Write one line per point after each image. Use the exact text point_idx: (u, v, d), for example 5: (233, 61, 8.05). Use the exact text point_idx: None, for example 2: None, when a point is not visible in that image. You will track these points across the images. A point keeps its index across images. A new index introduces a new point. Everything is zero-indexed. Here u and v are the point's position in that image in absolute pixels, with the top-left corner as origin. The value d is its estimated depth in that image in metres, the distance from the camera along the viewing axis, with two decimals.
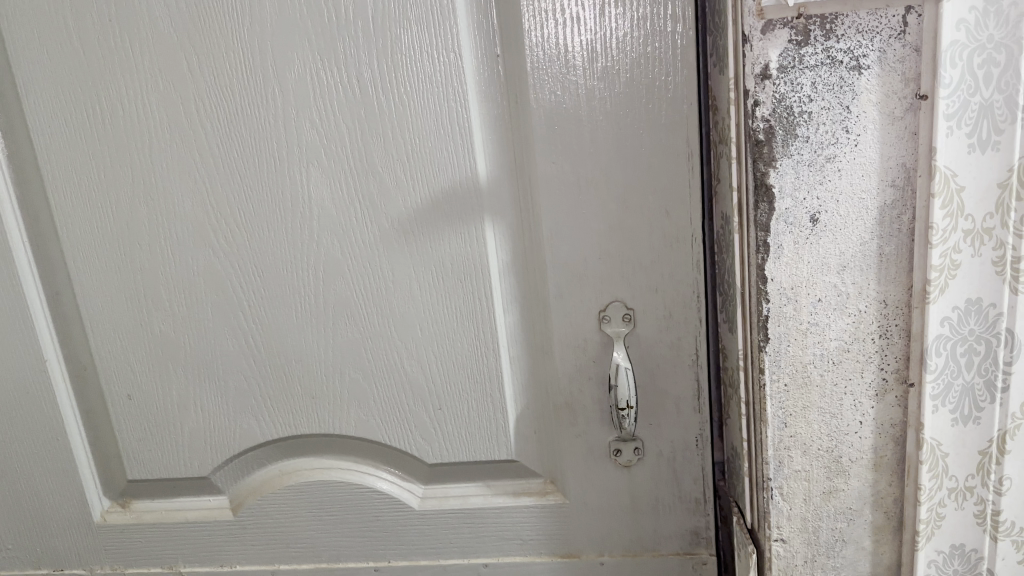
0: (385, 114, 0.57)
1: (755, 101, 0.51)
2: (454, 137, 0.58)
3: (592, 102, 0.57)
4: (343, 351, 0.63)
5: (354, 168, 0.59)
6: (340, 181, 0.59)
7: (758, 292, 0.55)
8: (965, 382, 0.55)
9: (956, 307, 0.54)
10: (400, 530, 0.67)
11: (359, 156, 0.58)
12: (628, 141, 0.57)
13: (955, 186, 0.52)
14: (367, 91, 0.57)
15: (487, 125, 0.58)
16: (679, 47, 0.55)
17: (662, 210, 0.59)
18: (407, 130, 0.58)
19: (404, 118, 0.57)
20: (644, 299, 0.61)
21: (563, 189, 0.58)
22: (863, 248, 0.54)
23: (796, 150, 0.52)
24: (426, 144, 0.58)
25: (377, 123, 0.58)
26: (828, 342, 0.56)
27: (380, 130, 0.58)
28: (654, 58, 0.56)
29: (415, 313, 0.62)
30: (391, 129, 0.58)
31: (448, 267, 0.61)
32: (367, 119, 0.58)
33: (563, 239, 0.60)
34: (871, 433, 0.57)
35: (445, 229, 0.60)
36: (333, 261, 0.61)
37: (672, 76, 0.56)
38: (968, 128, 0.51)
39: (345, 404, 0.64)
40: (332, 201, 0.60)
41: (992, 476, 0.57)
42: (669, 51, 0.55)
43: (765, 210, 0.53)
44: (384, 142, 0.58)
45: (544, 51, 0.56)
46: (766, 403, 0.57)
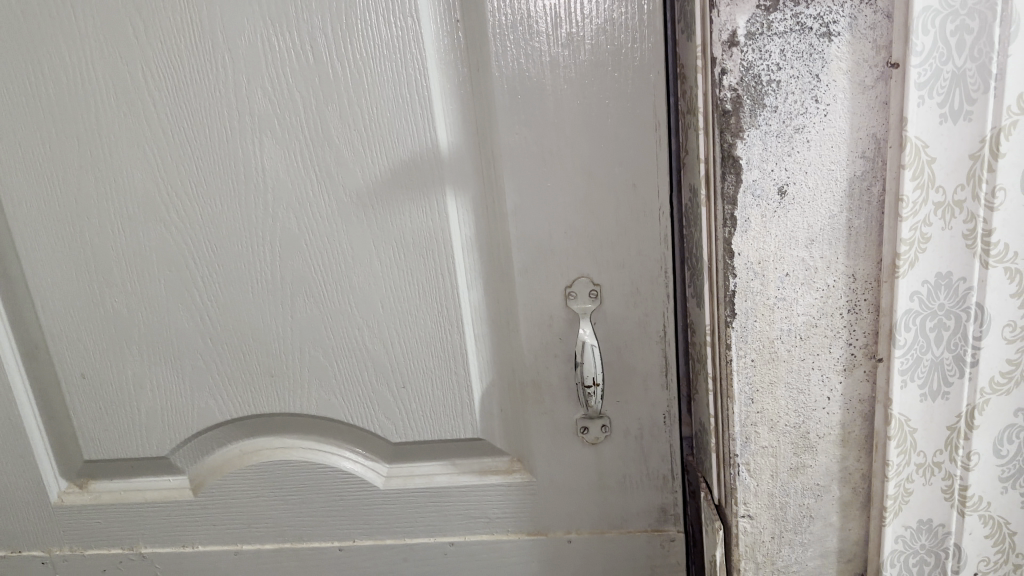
0: (341, 82, 0.55)
1: (722, 69, 0.50)
2: (412, 107, 0.56)
3: (555, 70, 0.55)
4: (302, 328, 0.61)
5: (309, 139, 0.57)
6: (296, 153, 0.57)
7: (725, 266, 0.54)
8: (934, 358, 0.54)
9: (926, 281, 0.53)
10: (364, 509, 0.66)
11: (314, 126, 0.56)
12: (594, 110, 0.56)
13: (926, 157, 0.50)
14: (321, 58, 0.55)
15: (448, 94, 0.56)
16: (646, 13, 0.53)
17: (629, 182, 0.57)
18: (364, 99, 0.56)
19: (360, 85, 0.55)
20: (611, 274, 0.60)
21: (526, 160, 0.57)
22: (832, 222, 0.53)
23: (764, 120, 0.50)
24: (385, 114, 0.56)
25: (333, 91, 0.55)
26: (796, 318, 0.55)
27: (336, 98, 0.56)
28: (620, 25, 0.54)
29: (377, 290, 0.60)
30: (348, 97, 0.56)
31: (409, 242, 0.59)
32: (322, 87, 0.55)
33: (527, 213, 0.58)
34: (839, 408, 0.57)
35: (405, 203, 0.58)
36: (290, 236, 0.59)
37: (637, 43, 0.54)
38: (940, 98, 0.49)
39: (306, 382, 0.62)
40: (288, 173, 0.58)
41: (960, 452, 0.57)
42: (634, 18, 0.54)
43: (732, 182, 0.52)
44: (341, 112, 0.56)
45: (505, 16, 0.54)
46: (733, 379, 0.56)
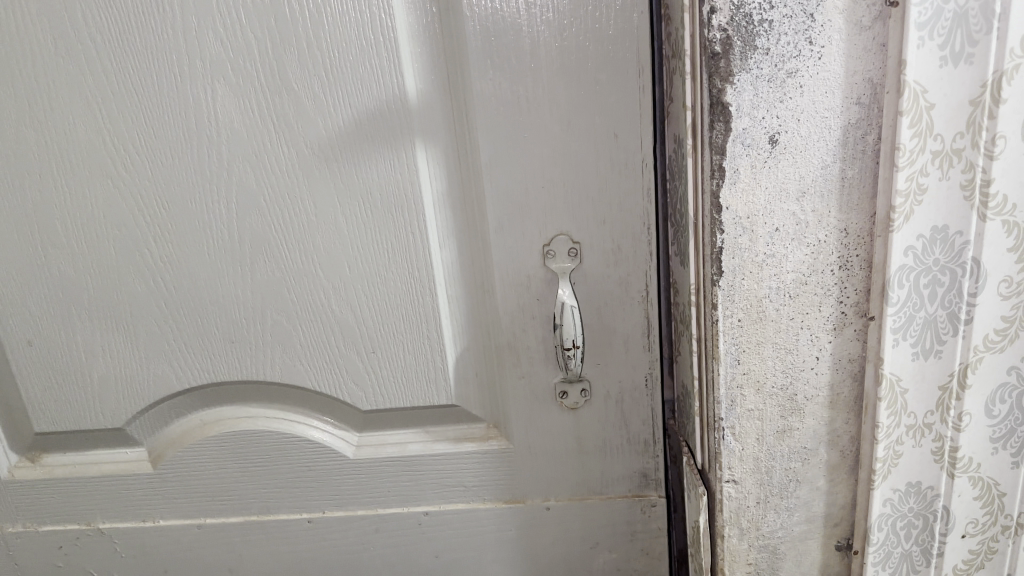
0: (298, 23, 0.51)
1: (711, 8, 0.46)
2: (377, 50, 0.52)
3: (531, 12, 0.51)
4: (263, 290, 0.57)
5: (266, 86, 0.52)
6: (253, 101, 0.53)
7: (711, 221, 0.51)
8: (927, 315, 0.52)
9: (921, 235, 0.50)
10: (333, 480, 0.63)
11: (271, 72, 0.52)
12: (573, 55, 0.52)
13: (925, 104, 0.48)
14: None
15: (415, 35, 0.52)
16: None
17: (610, 132, 0.54)
18: (326, 41, 0.51)
19: (320, 27, 0.51)
20: (591, 231, 0.57)
21: (500, 109, 0.53)
22: (824, 173, 0.50)
23: (754, 64, 0.47)
24: (348, 58, 0.52)
25: (290, 33, 0.51)
26: (785, 275, 0.52)
27: (293, 41, 0.51)
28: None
29: (342, 249, 0.56)
30: (307, 39, 0.51)
31: (376, 197, 0.55)
32: (278, 28, 0.51)
33: (503, 166, 0.54)
34: (828, 369, 0.54)
35: (371, 156, 0.54)
36: (248, 192, 0.55)
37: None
38: (941, 39, 0.46)
39: (268, 348, 0.59)
40: (244, 124, 0.53)
41: (951, 412, 0.55)
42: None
43: (720, 131, 0.49)
44: (299, 55, 0.52)
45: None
46: (719, 340, 0.53)
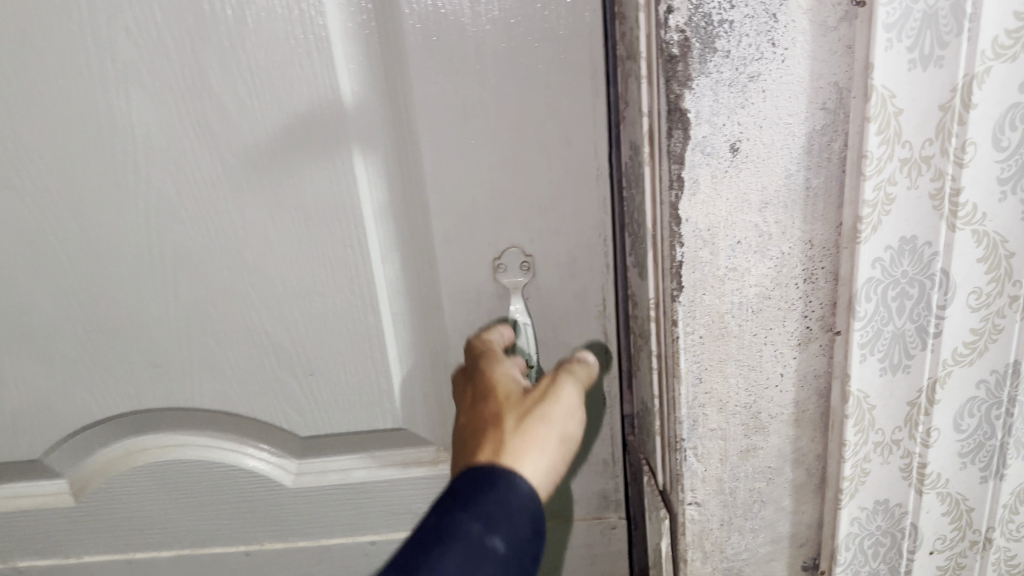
0: (219, 20, 0.46)
1: (668, 7, 0.43)
2: (307, 49, 0.47)
3: (477, 8, 0.47)
4: (190, 312, 0.53)
5: (187, 89, 0.48)
6: (173, 106, 0.48)
7: (671, 234, 0.48)
8: (895, 329, 0.50)
9: (889, 247, 0.48)
10: (272, 511, 0.59)
11: (190, 75, 0.47)
12: (521, 56, 0.48)
13: (893, 109, 0.45)
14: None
15: (349, 33, 0.47)
16: None
17: (563, 138, 0.51)
18: (250, 39, 0.46)
19: (244, 23, 0.46)
20: (544, 242, 0.53)
21: (445, 114, 0.49)
22: (787, 182, 0.47)
23: (714, 67, 0.44)
24: (276, 59, 0.47)
25: (210, 31, 0.46)
26: (748, 289, 0.49)
27: (214, 40, 0.46)
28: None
29: (276, 267, 0.52)
30: (230, 37, 0.46)
31: (311, 209, 0.51)
32: (197, 25, 0.46)
33: (448, 176, 0.51)
34: (793, 386, 0.52)
35: (305, 165, 0.50)
36: (169, 206, 0.50)
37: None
38: (910, 41, 0.44)
39: (197, 372, 0.55)
40: (163, 131, 0.49)
41: (920, 428, 0.52)
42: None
43: (678, 138, 0.46)
44: (221, 55, 0.47)
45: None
46: (680, 358, 0.50)
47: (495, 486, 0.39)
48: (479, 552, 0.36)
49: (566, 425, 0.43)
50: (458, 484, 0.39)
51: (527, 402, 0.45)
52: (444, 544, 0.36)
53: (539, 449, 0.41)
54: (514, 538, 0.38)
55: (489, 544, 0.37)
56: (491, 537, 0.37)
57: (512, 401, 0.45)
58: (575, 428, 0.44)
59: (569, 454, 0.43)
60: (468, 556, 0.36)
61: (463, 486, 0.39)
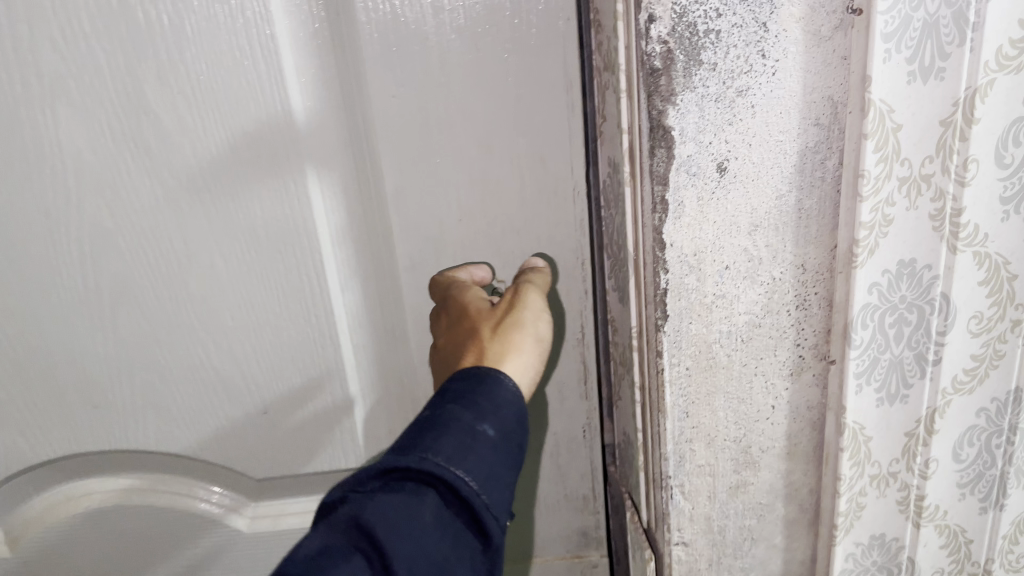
0: (154, 30, 0.41)
1: (650, 16, 0.39)
2: (252, 61, 0.43)
3: (440, 17, 0.43)
4: (131, 347, 0.49)
5: (121, 108, 0.43)
6: (105, 126, 0.43)
7: (654, 260, 0.44)
8: (892, 357, 0.47)
9: (887, 271, 0.45)
10: (227, 556, 0.56)
11: (124, 90, 0.43)
12: (490, 67, 0.45)
13: (891, 124, 0.42)
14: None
15: (299, 44, 0.43)
16: None
17: (537, 156, 0.47)
18: (189, 53, 0.42)
19: (182, 33, 0.42)
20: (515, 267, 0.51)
21: (409, 130, 0.46)
22: (778, 203, 0.44)
23: (700, 81, 0.41)
24: (219, 72, 0.43)
25: (144, 42, 0.42)
26: (738, 318, 0.46)
27: (150, 53, 0.42)
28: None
29: (226, 296, 0.48)
30: (167, 50, 0.42)
31: (262, 234, 0.46)
32: (130, 36, 0.41)
33: (412, 195, 0.47)
34: (785, 418, 0.48)
35: (253, 187, 0.45)
36: (102, 236, 0.46)
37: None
38: (910, 51, 0.40)
39: (142, 412, 0.50)
40: (94, 153, 0.44)
41: (918, 459, 0.49)
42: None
43: (661, 158, 0.42)
44: (158, 69, 0.42)
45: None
46: (665, 391, 0.47)
47: (483, 387, 0.38)
48: (471, 436, 0.36)
49: (539, 326, 0.42)
50: (449, 388, 0.38)
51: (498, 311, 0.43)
52: (437, 431, 0.36)
53: (519, 352, 0.40)
54: (503, 425, 0.37)
55: (480, 430, 0.36)
56: (482, 424, 0.36)
57: (483, 311, 0.43)
58: (549, 328, 0.42)
59: (546, 354, 0.42)
60: (463, 439, 0.35)
61: (453, 387, 0.38)
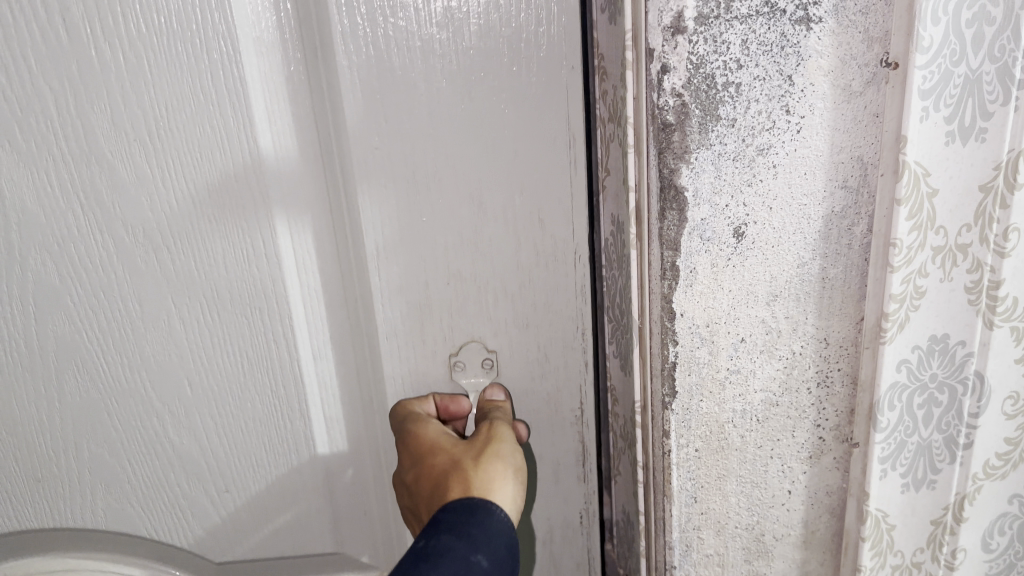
0: (106, 72, 0.37)
1: (663, 66, 0.35)
2: (220, 109, 0.39)
3: (428, 61, 0.39)
4: (78, 414, 0.45)
5: (70, 158, 0.39)
6: (53, 179, 0.39)
7: (662, 331, 0.40)
8: (920, 440, 0.43)
9: (917, 347, 0.41)
10: None
11: (73, 137, 0.38)
12: (483, 120, 0.40)
13: (926, 189, 0.38)
14: (76, 33, 0.36)
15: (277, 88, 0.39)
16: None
17: (535, 216, 0.43)
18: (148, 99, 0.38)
19: (140, 76, 0.37)
20: (509, 339, 0.45)
21: (391, 186, 0.41)
22: (800, 273, 0.40)
23: (717, 138, 0.37)
24: (181, 120, 0.39)
25: (95, 84, 0.37)
26: (752, 395, 0.42)
27: (101, 96, 0.38)
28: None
29: (187, 365, 0.44)
30: (122, 95, 0.38)
31: (225, 300, 0.43)
32: (82, 80, 0.37)
33: (393, 258, 0.42)
34: (802, 504, 0.44)
35: (216, 247, 0.41)
36: (49, 299, 0.42)
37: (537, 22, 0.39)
38: (949, 110, 0.37)
39: (91, 484, 0.46)
40: (37, 207, 0.39)
41: (945, 549, 0.45)
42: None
43: (673, 221, 0.38)
44: (111, 116, 0.38)
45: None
46: (672, 475, 0.43)
47: (475, 518, 0.36)
48: (467, 566, 0.33)
49: (518, 458, 0.41)
50: (440, 519, 0.36)
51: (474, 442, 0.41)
52: (433, 561, 0.33)
53: (504, 485, 0.39)
54: (496, 557, 0.35)
55: (475, 560, 0.33)
56: (476, 555, 0.34)
57: (456, 444, 0.41)
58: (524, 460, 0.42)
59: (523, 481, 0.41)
60: (460, 567, 0.33)
61: (446, 518, 0.36)
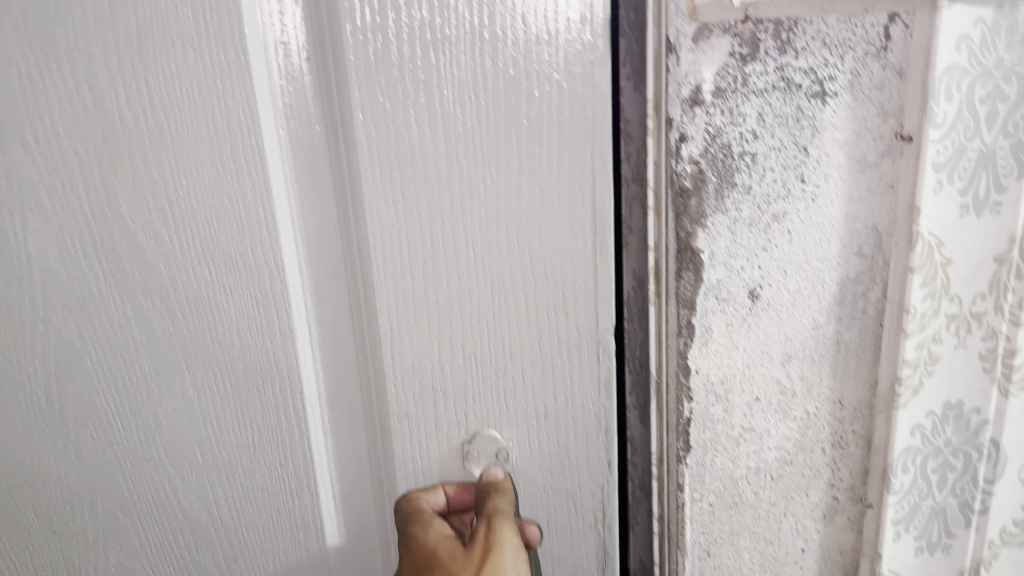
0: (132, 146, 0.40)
1: (681, 135, 0.37)
2: (243, 169, 0.40)
3: (451, 140, 0.37)
4: (94, 469, 0.47)
5: (108, 213, 0.41)
6: (94, 231, 0.42)
7: (678, 387, 0.41)
8: (935, 504, 0.43)
9: (932, 412, 0.41)
10: None
11: (100, 205, 0.41)
12: (499, 202, 0.38)
13: (941, 258, 0.39)
14: (106, 104, 0.39)
15: (302, 150, 0.40)
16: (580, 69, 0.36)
17: (559, 303, 0.40)
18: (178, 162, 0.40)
19: (163, 152, 0.40)
20: (527, 434, 0.42)
21: (404, 262, 0.40)
22: (814, 334, 0.40)
23: (733, 204, 0.38)
24: (205, 183, 0.40)
25: (119, 160, 0.40)
26: (767, 453, 0.43)
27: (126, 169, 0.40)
28: (540, 78, 0.36)
29: (202, 422, 0.45)
30: (157, 155, 0.40)
31: (239, 369, 0.43)
32: (127, 139, 0.40)
33: (406, 335, 0.41)
34: (815, 562, 0.45)
35: (232, 310, 0.42)
36: (86, 341, 0.44)
37: (560, 99, 0.37)
38: (963, 183, 0.37)
39: (108, 539, 0.49)
40: (81, 256, 0.42)
41: None
42: (561, 64, 0.36)
43: (689, 281, 0.39)
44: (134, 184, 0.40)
45: (371, 57, 0.36)
46: (686, 526, 0.44)
47: None
48: None
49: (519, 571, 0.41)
50: None
51: (474, 556, 0.41)
52: None
53: None
54: None
55: None
56: None
57: (456, 556, 0.42)
58: (526, 565, 0.42)
59: None
60: None
61: None
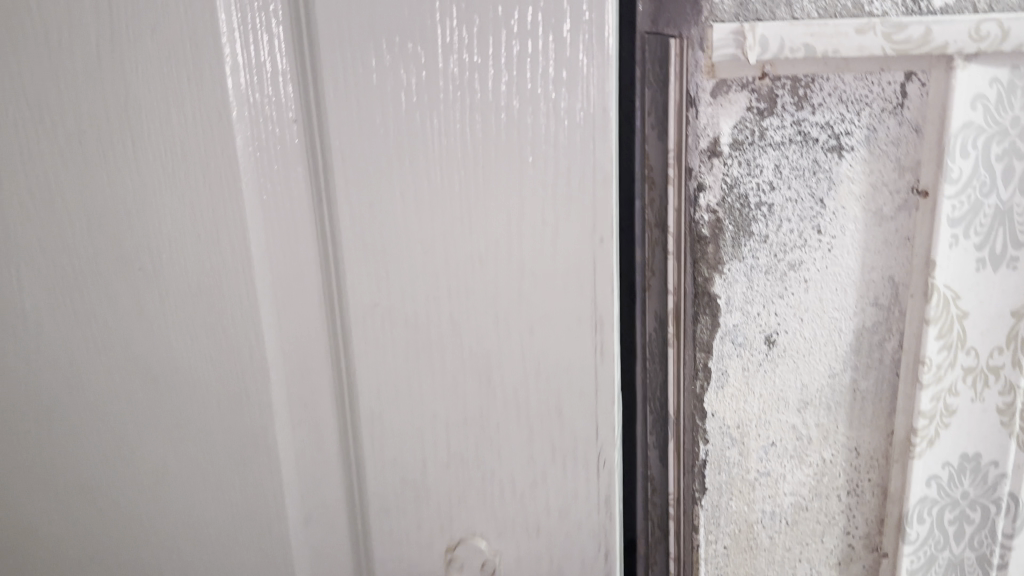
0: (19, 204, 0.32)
1: (699, 184, 0.38)
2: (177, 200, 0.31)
3: (432, 197, 0.30)
4: None
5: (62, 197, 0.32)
6: (39, 228, 0.32)
7: (693, 430, 0.41)
8: (951, 555, 0.43)
9: (948, 463, 0.41)
10: None
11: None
12: (505, 259, 0.31)
13: (957, 311, 0.39)
14: None
15: (274, 175, 0.31)
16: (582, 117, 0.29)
17: (557, 404, 0.33)
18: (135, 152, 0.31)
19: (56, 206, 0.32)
20: (516, 539, 0.35)
21: (385, 347, 0.33)
22: (831, 382, 0.41)
23: (749, 252, 0.39)
24: (169, 185, 0.31)
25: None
26: (782, 498, 0.43)
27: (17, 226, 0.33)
28: (540, 130, 0.29)
29: (164, 483, 0.35)
30: (59, 195, 0.32)
31: (171, 466, 0.35)
32: (80, 107, 0.30)
33: (387, 428, 0.34)
34: None
35: (158, 393, 0.34)
36: None
37: (558, 154, 0.30)
38: (979, 238, 0.38)
39: None
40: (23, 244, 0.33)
41: None
42: (559, 114, 0.29)
43: (705, 326, 0.40)
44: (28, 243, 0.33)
45: (337, 93, 0.29)
46: (700, 567, 0.44)
47: None
48: None
49: None
50: None
51: None
52: None
53: None
54: None
55: None
56: None
57: None
58: None
59: None
60: None
61: None
